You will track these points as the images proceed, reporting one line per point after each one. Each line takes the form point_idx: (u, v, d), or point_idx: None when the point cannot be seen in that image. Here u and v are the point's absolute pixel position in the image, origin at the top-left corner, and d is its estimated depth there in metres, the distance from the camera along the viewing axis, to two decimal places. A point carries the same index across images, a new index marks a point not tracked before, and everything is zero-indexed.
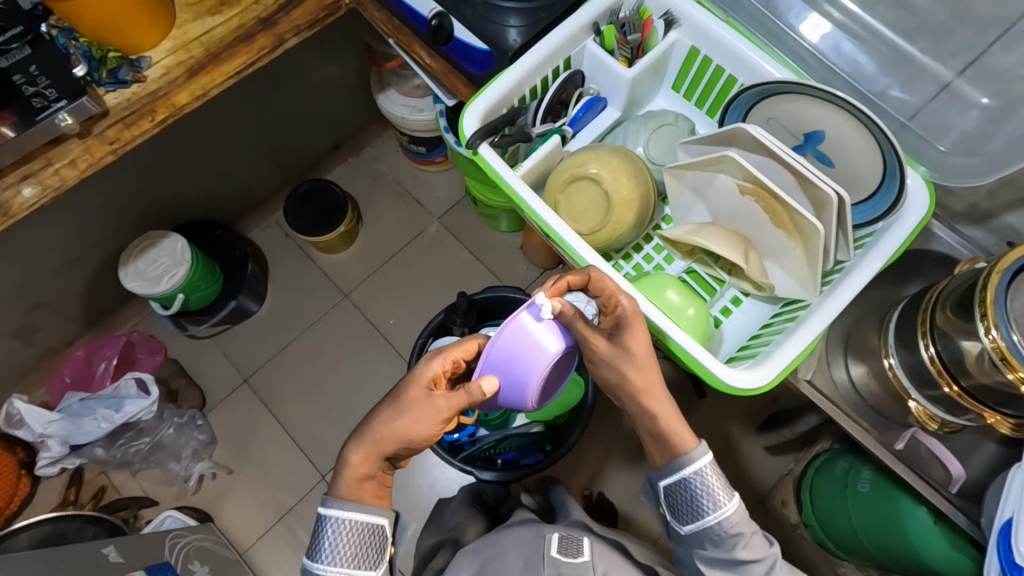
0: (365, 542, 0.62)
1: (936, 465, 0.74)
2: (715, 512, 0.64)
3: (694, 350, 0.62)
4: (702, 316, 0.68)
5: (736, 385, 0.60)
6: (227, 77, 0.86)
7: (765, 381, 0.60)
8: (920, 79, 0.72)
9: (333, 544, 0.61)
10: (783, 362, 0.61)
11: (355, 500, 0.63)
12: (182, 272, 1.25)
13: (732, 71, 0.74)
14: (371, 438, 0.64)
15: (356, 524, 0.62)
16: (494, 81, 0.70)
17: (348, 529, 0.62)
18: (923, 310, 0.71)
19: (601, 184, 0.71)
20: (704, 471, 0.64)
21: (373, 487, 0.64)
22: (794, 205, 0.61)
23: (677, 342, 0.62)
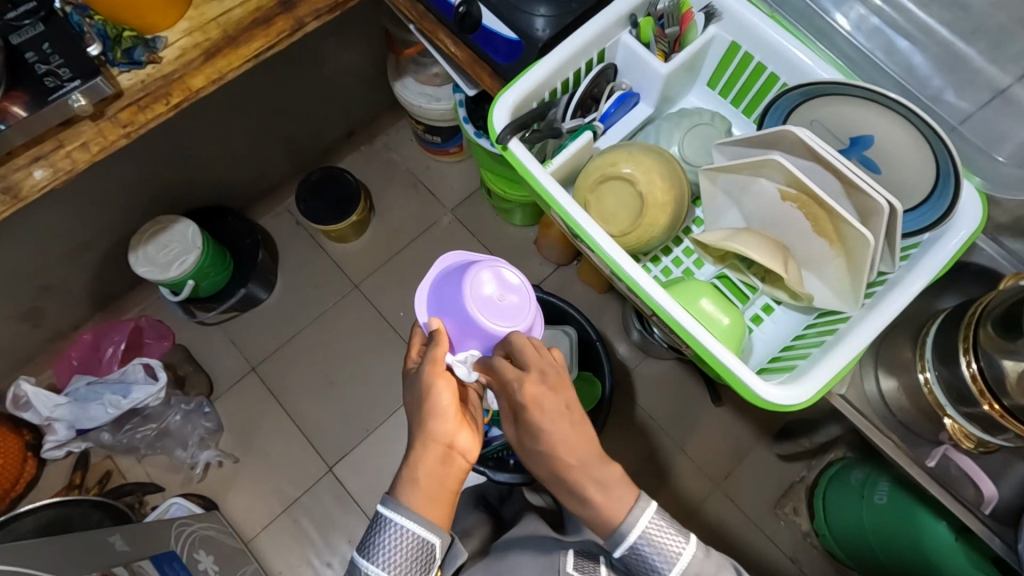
0: (411, 556, 0.60)
1: (967, 483, 0.72)
2: (670, 568, 0.60)
3: (729, 362, 0.59)
4: (737, 325, 0.65)
5: (773, 401, 0.57)
6: (244, 60, 0.83)
7: (804, 398, 0.57)
8: (974, 81, 0.68)
9: (388, 548, 0.60)
10: (823, 378, 0.57)
11: (409, 504, 0.61)
12: (192, 258, 1.22)
13: (774, 69, 0.70)
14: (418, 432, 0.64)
15: (409, 536, 0.60)
16: (526, 73, 0.66)
17: (402, 536, 0.60)
18: (965, 325, 0.67)
19: (635, 185, 0.66)
20: (648, 531, 0.61)
21: (428, 489, 0.61)
22: (841, 213, 0.57)
23: (712, 354, 0.59)
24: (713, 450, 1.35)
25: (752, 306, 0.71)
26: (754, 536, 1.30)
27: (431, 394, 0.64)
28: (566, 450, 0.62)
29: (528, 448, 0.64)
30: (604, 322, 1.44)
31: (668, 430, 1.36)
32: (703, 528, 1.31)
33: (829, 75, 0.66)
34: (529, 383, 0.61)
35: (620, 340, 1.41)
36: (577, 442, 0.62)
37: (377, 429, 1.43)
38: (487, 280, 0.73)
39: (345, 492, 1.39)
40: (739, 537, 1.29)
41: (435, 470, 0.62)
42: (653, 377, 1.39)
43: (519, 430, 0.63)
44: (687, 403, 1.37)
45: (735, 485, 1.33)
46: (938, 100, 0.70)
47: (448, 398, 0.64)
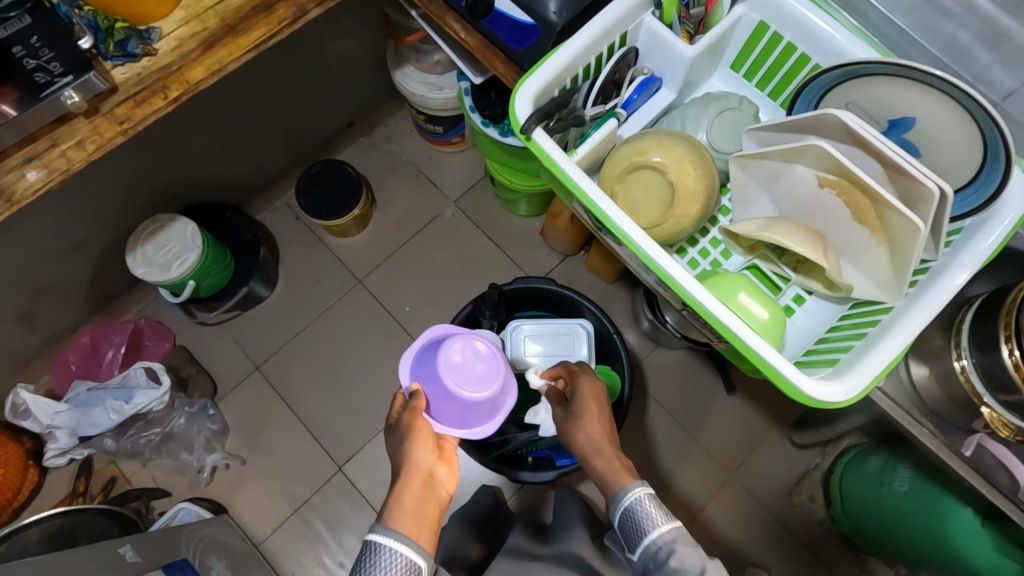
0: None
1: (1002, 472, 0.70)
2: (652, 530, 0.61)
3: (773, 359, 0.56)
4: (775, 320, 0.63)
5: (820, 398, 0.54)
6: (244, 50, 0.79)
7: (854, 393, 0.54)
8: (1019, 57, 0.65)
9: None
10: (870, 373, 0.55)
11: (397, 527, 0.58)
12: (193, 257, 1.18)
13: (805, 50, 0.67)
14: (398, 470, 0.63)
15: (401, 559, 0.57)
16: (547, 58, 0.62)
17: (391, 559, 0.57)
18: (1006, 312, 0.65)
19: (665, 174, 0.61)
20: (643, 497, 0.63)
21: (419, 515, 0.59)
22: (886, 199, 0.55)
23: (753, 350, 0.56)
24: (727, 439, 1.34)
25: (783, 298, 0.69)
26: (769, 524, 1.30)
27: (415, 428, 0.66)
28: (599, 428, 0.71)
29: (568, 430, 0.73)
30: (614, 312, 1.42)
31: (681, 420, 1.35)
32: (718, 517, 1.30)
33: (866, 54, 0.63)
34: (586, 377, 0.78)
35: (630, 330, 1.39)
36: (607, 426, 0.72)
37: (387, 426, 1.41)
38: (458, 347, 0.72)
39: (355, 491, 1.37)
40: (754, 525, 1.29)
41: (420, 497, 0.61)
42: (664, 367, 1.38)
43: (567, 409, 0.75)
44: (700, 392, 1.36)
45: (750, 473, 1.32)
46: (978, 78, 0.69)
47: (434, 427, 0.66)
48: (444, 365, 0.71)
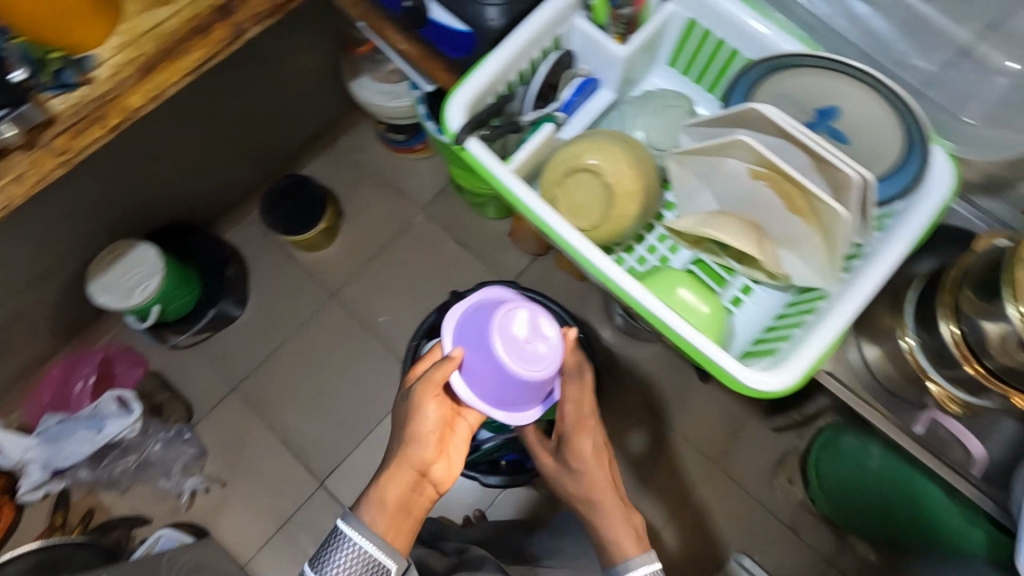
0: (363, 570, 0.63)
1: (955, 445, 0.73)
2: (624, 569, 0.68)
3: (716, 353, 0.57)
4: (716, 312, 0.64)
5: (758, 389, 0.55)
6: (182, 74, 0.80)
7: (791, 382, 0.56)
8: (938, 42, 0.67)
9: (338, 564, 0.63)
10: (811, 358, 0.56)
11: (371, 522, 0.64)
12: (155, 284, 1.16)
13: (736, 45, 0.67)
14: (391, 460, 0.67)
15: (359, 554, 0.63)
16: (476, 67, 0.63)
17: (350, 558, 0.63)
18: (944, 290, 0.67)
19: (602, 175, 0.61)
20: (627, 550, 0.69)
21: (395, 511, 0.65)
22: (813, 190, 0.56)
23: (697, 346, 0.57)
24: (707, 427, 1.35)
25: (731, 289, 0.70)
26: (751, 508, 1.31)
27: (416, 415, 0.67)
28: (601, 481, 0.71)
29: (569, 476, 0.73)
30: (589, 309, 1.42)
31: (661, 411, 1.36)
32: (702, 503, 1.32)
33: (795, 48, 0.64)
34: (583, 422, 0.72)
35: (605, 325, 1.39)
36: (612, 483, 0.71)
37: (368, 437, 1.40)
38: (519, 317, 0.67)
39: (339, 505, 1.36)
40: (736, 510, 1.31)
41: (404, 487, 0.66)
42: (642, 361, 1.38)
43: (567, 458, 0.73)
44: (678, 383, 1.37)
45: (731, 460, 1.33)
46: (902, 63, 0.69)
47: (439, 416, 0.67)
48: (500, 335, 0.66)
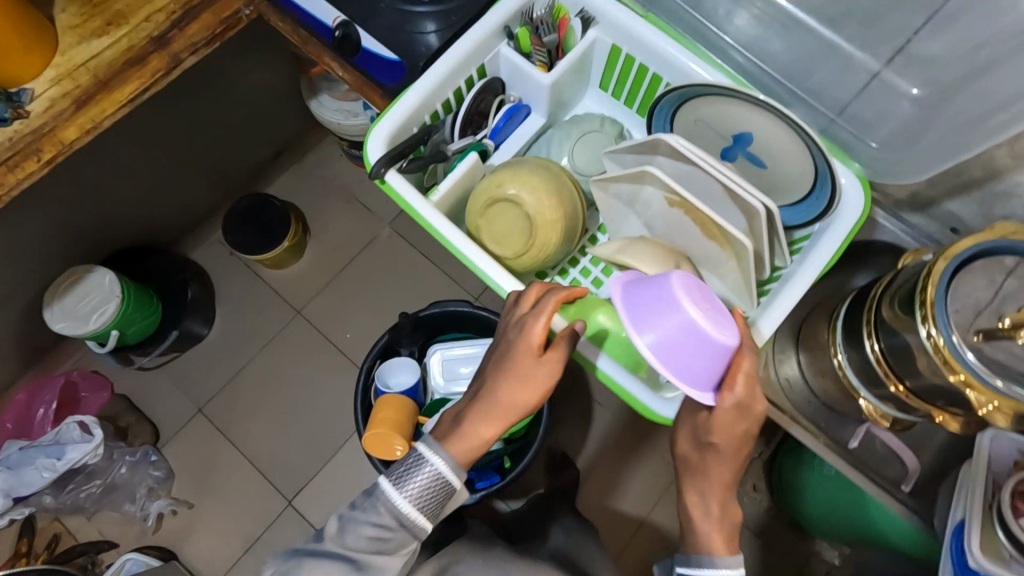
0: (436, 501, 0.55)
1: (893, 460, 0.74)
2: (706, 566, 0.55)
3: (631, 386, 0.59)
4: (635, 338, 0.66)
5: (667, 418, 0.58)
6: (119, 105, 0.79)
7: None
8: (847, 67, 0.60)
9: (415, 484, 0.54)
10: None
11: (449, 445, 0.56)
12: (111, 307, 1.17)
13: (657, 70, 0.68)
14: (495, 402, 0.57)
15: (436, 482, 0.55)
16: (398, 100, 0.63)
17: (419, 487, 0.54)
18: (868, 307, 0.68)
19: (522, 206, 0.62)
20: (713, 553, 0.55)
21: (476, 444, 0.57)
22: (723, 224, 0.57)
23: None
24: None
25: None
26: None
27: (535, 374, 0.57)
28: (730, 460, 0.57)
29: (694, 443, 0.59)
30: None
31: None
32: None
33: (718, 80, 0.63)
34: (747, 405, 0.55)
35: None
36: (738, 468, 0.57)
37: (337, 453, 1.40)
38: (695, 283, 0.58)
39: (307, 524, 1.36)
40: None
41: (495, 415, 0.57)
42: None
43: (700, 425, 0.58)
44: None
45: None
46: (815, 93, 0.63)
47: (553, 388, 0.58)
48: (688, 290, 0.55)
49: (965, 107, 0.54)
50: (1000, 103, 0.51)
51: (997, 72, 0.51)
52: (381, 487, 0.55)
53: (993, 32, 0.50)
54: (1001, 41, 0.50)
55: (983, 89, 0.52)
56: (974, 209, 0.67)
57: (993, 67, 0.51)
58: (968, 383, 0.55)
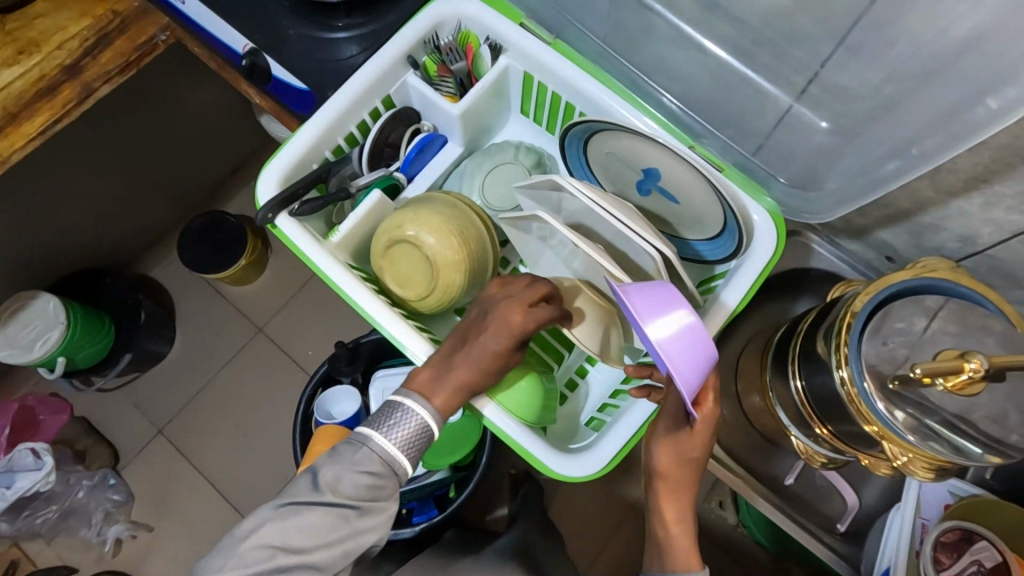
0: (412, 448, 0.54)
1: (833, 494, 0.71)
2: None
3: (526, 441, 0.58)
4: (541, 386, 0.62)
5: (561, 473, 0.57)
6: (28, 139, 0.77)
7: (597, 468, 0.57)
8: (760, 101, 0.58)
9: (399, 433, 0.53)
10: (614, 448, 0.58)
11: (433, 400, 0.55)
12: (55, 335, 1.15)
13: (570, 99, 0.65)
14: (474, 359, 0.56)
15: (417, 429, 0.54)
16: (289, 139, 0.61)
17: (413, 429, 0.54)
18: (795, 339, 0.65)
19: (423, 249, 0.60)
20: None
21: (461, 396, 0.56)
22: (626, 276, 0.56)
23: (509, 434, 0.59)
24: None
25: None
26: None
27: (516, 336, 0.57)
28: (692, 472, 0.55)
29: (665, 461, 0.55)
30: None
31: None
32: None
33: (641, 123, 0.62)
34: (709, 422, 0.53)
35: None
36: (695, 481, 0.55)
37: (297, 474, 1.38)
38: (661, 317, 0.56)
39: None
40: None
41: (470, 378, 0.56)
42: None
43: (667, 437, 0.55)
44: None
45: None
46: (730, 125, 0.61)
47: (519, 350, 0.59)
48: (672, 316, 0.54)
49: (870, 144, 0.53)
50: (898, 145, 0.51)
51: (902, 108, 0.49)
52: (368, 435, 0.53)
53: (896, 66, 0.48)
54: (903, 77, 0.48)
55: (887, 127, 0.51)
56: (905, 239, 0.65)
57: (898, 102, 0.49)
58: (883, 434, 0.53)
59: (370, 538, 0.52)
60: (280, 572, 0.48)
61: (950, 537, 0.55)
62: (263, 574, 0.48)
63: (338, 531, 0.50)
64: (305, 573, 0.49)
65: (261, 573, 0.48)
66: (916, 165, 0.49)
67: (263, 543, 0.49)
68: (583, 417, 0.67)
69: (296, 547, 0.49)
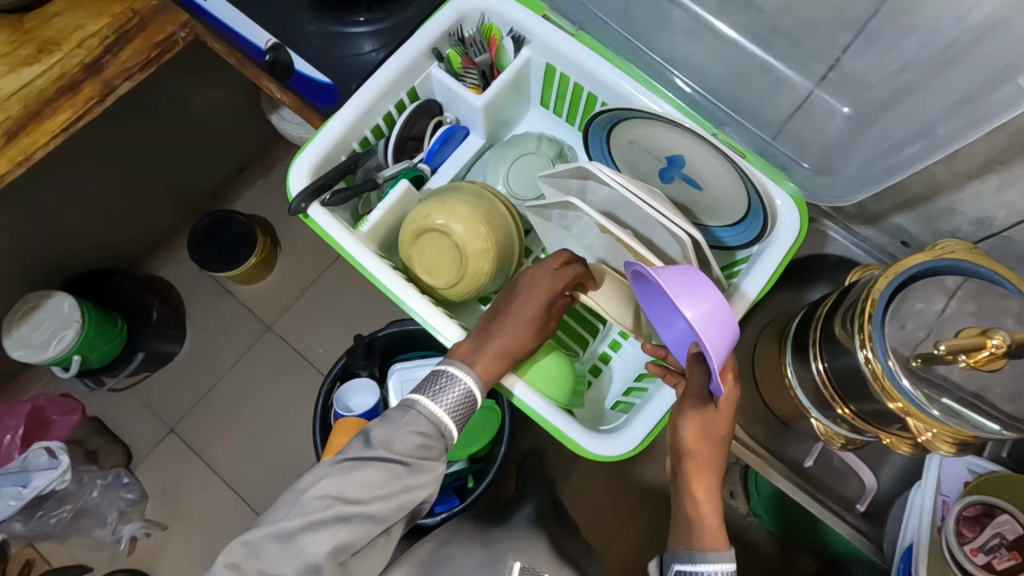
0: (457, 415, 0.57)
1: (852, 476, 0.73)
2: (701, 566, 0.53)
3: (558, 421, 0.60)
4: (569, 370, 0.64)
5: (593, 452, 0.59)
6: (51, 136, 0.77)
7: (629, 448, 0.59)
8: (779, 88, 0.59)
9: (447, 400, 0.57)
10: (642, 432, 0.60)
11: (474, 366, 0.58)
12: (71, 333, 1.16)
13: (592, 90, 0.67)
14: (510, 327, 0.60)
15: (461, 398, 0.57)
16: (320, 130, 0.62)
17: (461, 396, 0.57)
18: (816, 322, 0.66)
19: (452, 236, 0.62)
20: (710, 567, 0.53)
21: (501, 363, 0.59)
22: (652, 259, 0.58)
23: (541, 415, 0.61)
24: None
25: (611, 332, 0.74)
26: None
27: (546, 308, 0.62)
28: (718, 452, 0.56)
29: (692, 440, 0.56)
30: None
31: None
32: None
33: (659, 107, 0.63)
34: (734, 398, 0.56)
35: None
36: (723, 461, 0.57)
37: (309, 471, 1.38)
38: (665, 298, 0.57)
39: None
40: None
41: (510, 348, 0.60)
42: None
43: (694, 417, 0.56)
44: None
45: None
46: (749, 111, 0.61)
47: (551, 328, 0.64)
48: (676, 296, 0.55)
49: (887, 130, 0.54)
50: (922, 127, 0.51)
51: (918, 95, 0.51)
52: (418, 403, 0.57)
53: (914, 54, 0.50)
54: (921, 64, 0.50)
55: (905, 112, 0.52)
56: (921, 224, 0.66)
57: (915, 88, 0.51)
58: (908, 411, 0.53)
59: (421, 496, 0.55)
60: (340, 520, 0.50)
61: (972, 512, 0.57)
62: (323, 522, 0.49)
63: (393, 486, 0.53)
64: (362, 522, 0.51)
65: (322, 521, 0.49)
66: (939, 147, 0.49)
67: (323, 493, 0.50)
68: (607, 402, 0.70)
69: (352, 499, 0.51)
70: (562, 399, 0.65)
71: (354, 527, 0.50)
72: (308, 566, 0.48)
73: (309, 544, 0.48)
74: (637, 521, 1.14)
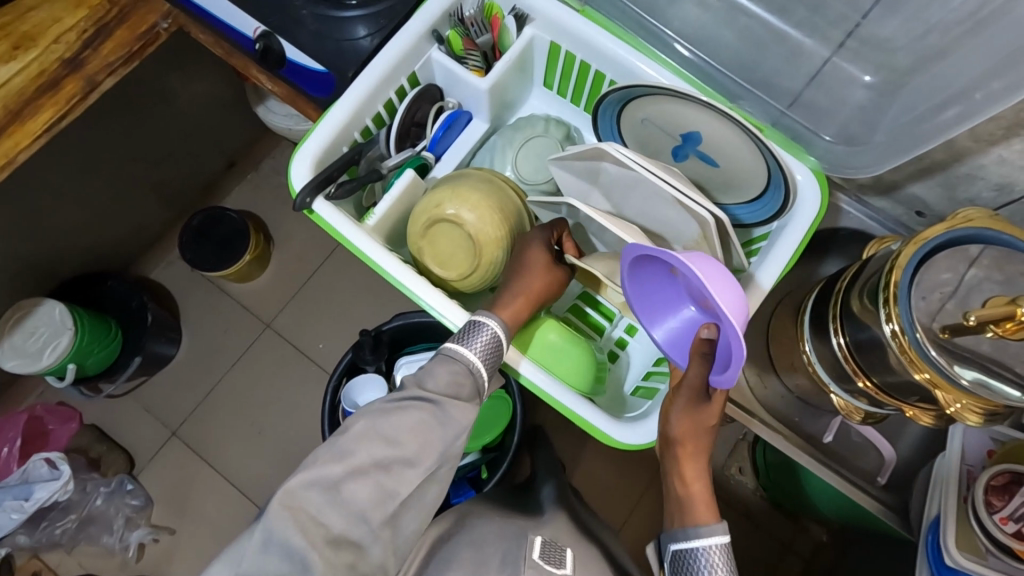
0: (487, 355, 0.58)
1: (871, 449, 0.73)
2: (697, 549, 0.53)
3: (579, 409, 0.61)
4: (586, 358, 0.65)
5: (617, 438, 0.60)
6: (33, 137, 0.73)
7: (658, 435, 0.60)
8: (798, 58, 0.60)
9: (477, 343, 0.57)
10: None
11: (500, 314, 0.59)
12: (65, 341, 1.13)
13: (601, 68, 0.66)
14: (525, 277, 0.61)
15: (489, 343, 0.57)
16: (322, 119, 0.61)
17: (490, 339, 0.58)
18: (835, 296, 0.65)
19: (462, 225, 0.64)
20: (708, 551, 0.52)
21: (524, 308, 0.60)
22: None
23: (562, 402, 0.62)
24: None
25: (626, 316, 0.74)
26: None
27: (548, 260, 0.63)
28: (705, 440, 0.56)
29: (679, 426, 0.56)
30: None
31: None
32: None
33: (668, 80, 0.62)
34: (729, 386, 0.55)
35: None
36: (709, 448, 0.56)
37: None
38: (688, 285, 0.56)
39: None
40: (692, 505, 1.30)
41: (532, 289, 0.61)
42: None
43: (683, 409, 0.56)
44: None
45: None
46: (766, 83, 0.61)
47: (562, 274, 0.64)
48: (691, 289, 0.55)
49: (913, 95, 0.55)
50: (960, 91, 0.50)
51: (954, 55, 0.51)
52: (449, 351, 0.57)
53: (941, 16, 0.51)
54: (949, 26, 0.51)
55: (937, 76, 0.53)
56: (937, 192, 0.65)
57: (950, 49, 0.51)
58: (935, 382, 0.53)
59: (459, 437, 0.53)
60: (380, 465, 0.49)
61: (999, 480, 0.57)
62: (365, 469, 0.48)
63: (428, 424, 0.52)
64: (399, 468, 0.49)
65: (363, 466, 0.48)
66: (974, 112, 0.48)
67: (364, 432, 0.50)
68: (628, 387, 0.71)
69: (390, 440, 0.50)
70: (586, 386, 0.65)
71: (395, 474, 0.49)
72: (354, 513, 0.47)
73: (352, 493, 0.47)
74: (652, 505, 1.13)
